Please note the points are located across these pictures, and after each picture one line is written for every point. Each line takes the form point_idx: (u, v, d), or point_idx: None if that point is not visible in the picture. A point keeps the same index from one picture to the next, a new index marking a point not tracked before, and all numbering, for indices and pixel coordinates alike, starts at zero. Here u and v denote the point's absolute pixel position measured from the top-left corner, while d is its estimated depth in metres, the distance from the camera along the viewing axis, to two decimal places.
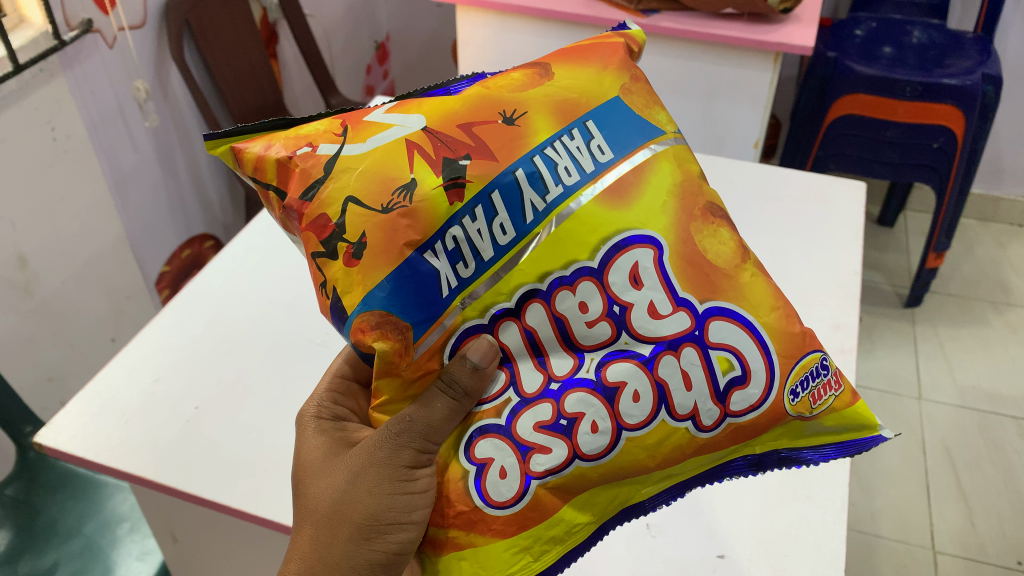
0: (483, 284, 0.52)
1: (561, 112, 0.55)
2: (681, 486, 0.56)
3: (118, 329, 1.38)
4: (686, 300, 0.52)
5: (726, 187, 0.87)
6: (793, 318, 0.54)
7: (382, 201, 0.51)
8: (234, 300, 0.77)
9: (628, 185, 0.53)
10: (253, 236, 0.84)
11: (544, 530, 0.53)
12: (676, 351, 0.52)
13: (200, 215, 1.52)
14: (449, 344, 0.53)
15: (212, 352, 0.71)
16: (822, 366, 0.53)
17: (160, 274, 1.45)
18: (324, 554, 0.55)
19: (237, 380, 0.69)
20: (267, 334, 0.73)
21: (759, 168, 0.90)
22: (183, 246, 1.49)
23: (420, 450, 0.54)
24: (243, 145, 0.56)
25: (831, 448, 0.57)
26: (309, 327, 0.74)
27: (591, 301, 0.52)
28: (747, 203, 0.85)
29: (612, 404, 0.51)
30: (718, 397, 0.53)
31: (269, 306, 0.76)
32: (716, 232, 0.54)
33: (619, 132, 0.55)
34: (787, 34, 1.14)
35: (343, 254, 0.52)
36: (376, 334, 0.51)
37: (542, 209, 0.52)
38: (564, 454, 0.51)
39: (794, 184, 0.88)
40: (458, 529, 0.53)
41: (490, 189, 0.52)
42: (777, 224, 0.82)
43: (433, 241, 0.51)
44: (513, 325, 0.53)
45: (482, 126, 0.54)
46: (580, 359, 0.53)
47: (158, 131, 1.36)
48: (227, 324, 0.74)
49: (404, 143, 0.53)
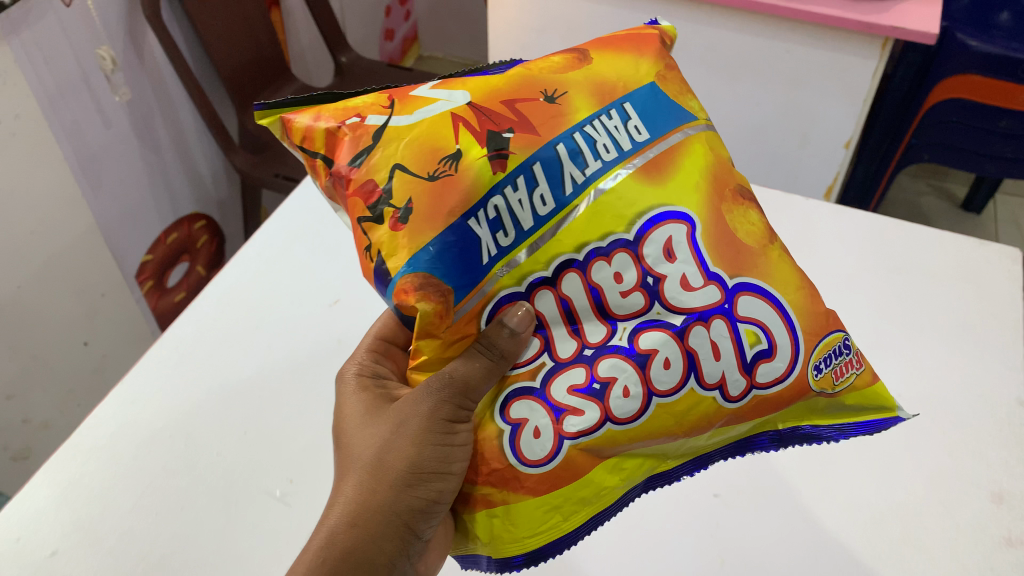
0: (526, 256, 0.41)
1: (598, 86, 0.44)
2: (702, 459, 0.46)
3: (92, 330, 1.18)
4: (717, 276, 0.41)
5: (832, 253, 0.66)
6: (819, 298, 0.44)
7: (424, 169, 0.41)
8: (176, 418, 0.55)
9: (668, 160, 0.43)
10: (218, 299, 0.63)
11: (574, 488, 0.42)
12: (704, 322, 0.41)
13: (188, 194, 1.32)
14: (487, 308, 0.41)
15: (143, 514, 0.50)
16: (843, 344, 0.44)
17: (143, 264, 1.26)
18: (355, 505, 0.42)
19: (174, 551, 0.49)
20: (215, 485, 0.52)
21: (874, 224, 0.69)
22: (169, 229, 1.30)
23: (457, 406, 0.42)
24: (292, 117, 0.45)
25: (848, 421, 0.46)
26: (277, 461, 0.53)
27: (624, 273, 0.41)
28: (856, 280, 0.64)
29: (646, 369, 0.41)
30: (746, 367, 0.42)
31: (224, 429, 0.55)
32: (742, 214, 0.44)
33: (660, 118, 0.44)
34: (901, 14, 0.90)
35: (387, 218, 0.41)
36: (416, 293, 0.39)
37: (581, 182, 0.41)
38: (596, 415, 0.41)
39: (922, 248, 0.66)
40: (490, 484, 0.42)
41: (531, 162, 0.41)
42: (900, 317, 0.61)
43: (480, 205, 0.40)
44: (548, 293, 0.41)
45: (523, 103, 0.42)
46: (614, 326, 0.42)
47: (133, 103, 1.15)
48: (163, 456, 0.53)
49: (449, 115, 0.42)
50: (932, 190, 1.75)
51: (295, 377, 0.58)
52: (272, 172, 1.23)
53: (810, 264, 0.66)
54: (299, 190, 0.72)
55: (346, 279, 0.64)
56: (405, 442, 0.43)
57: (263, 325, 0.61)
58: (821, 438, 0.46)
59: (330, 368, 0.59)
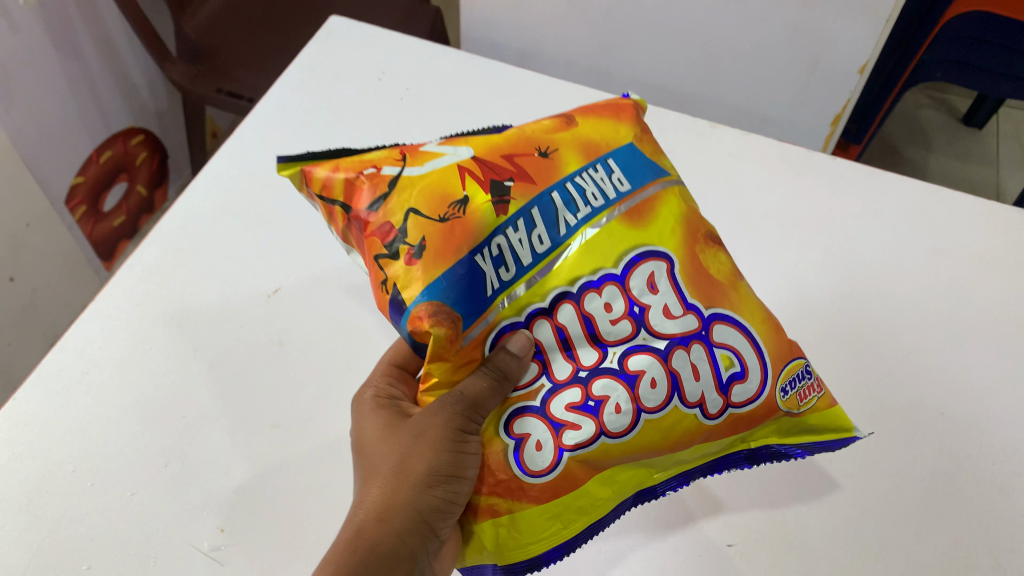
0: (524, 292, 0.35)
1: (588, 143, 0.39)
2: (686, 475, 0.40)
3: (20, 266, 0.99)
4: (693, 304, 0.36)
5: (862, 227, 0.56)
6: (780, 327, 0.40)
7: (438, 210, 0.35)
8: (82, 450, 0.44)
9: (648, 204, 0.38)
10: (142, 285, 0.51)
11: (572, 499, 0.36)
12: (684, 346, 0.36)
13: (122, 108, 1.18)
14: (489, 339, 0.35)
15: None
16: (806, 368, 0.39)
17: (72, 188, 1.10)
18: (378, 505, 0.34)
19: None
20: (128, 544, 0.41)
21: (910, 191, 0.58)
22: (101, 148, 1.15)
23: (472, 412, 0.35)
24: (311, 168, 0.39)
25: (814, 441, 0.40)
26: (200, 502, 0.42)
27: (613, 302, 0.35)
28: (894, 265, 0.54)
29: (634, 387, 0.35)
30: (721, 388, 0.36)
31: (140, 461, 0.44)
32: (713, 251, 0.39)
33: (646, 170, 0.39)
34: None
35: (401, 258, 0.35)
36: (428, 319, 0.33)
37: (574, 224, 0.36)
38: (591, 430, 0.35)
39: (970, 216, 0.56)
40: (496, 497, 0.36)
41: (529, 207, 0.36)
42: (941, 311, 0.51)
43: (485, 243, 0.35)
44: (546, 322, 0.35)
45: (519, 157, 0.38)
46: (603, 350, 0.36)
47: (47, 6, 0.97)
48: (66, 503, 0.42)
49: (456, 166, 0.37)
50: (933, 102, 1.54)
51: (222, 394, 0.47)
52: (214, 87, 1.09)
53: (835, 241, 0.55)
54: (227, 147, 0.60)
55: (284, 260, 0.53)
56: (426, 441, 0.35)
57: (184, 326, 0.49)
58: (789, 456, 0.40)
59: (264, 382, 0.47)
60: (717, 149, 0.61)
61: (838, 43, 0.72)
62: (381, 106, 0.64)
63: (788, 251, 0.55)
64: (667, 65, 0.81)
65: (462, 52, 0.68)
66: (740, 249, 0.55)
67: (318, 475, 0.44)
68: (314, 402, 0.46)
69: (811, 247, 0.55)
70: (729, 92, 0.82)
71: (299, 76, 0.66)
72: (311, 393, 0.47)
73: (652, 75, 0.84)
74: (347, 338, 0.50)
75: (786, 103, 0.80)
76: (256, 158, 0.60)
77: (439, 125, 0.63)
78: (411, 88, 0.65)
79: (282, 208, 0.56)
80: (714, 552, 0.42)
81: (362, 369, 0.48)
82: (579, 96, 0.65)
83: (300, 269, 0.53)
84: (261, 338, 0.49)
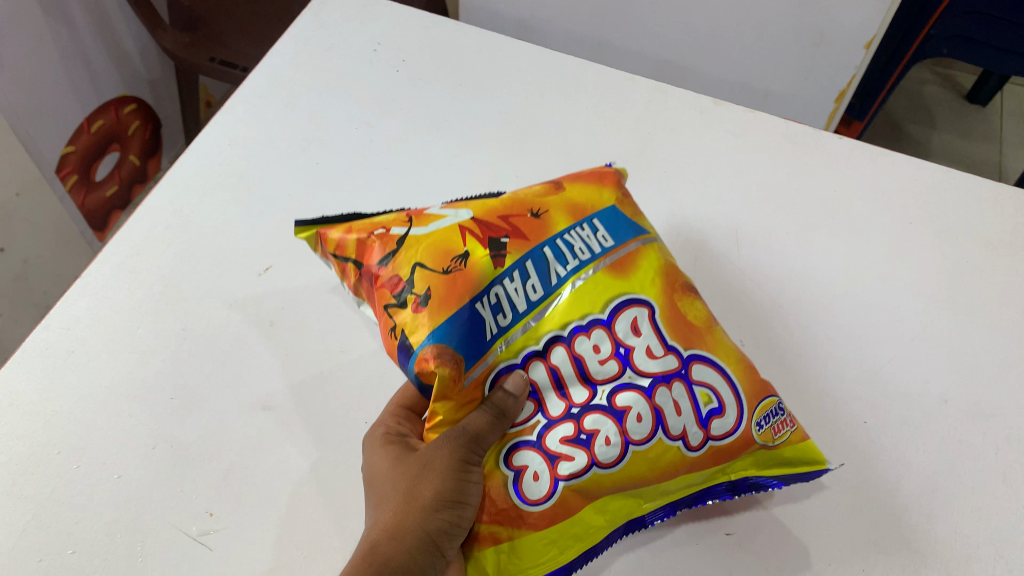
0: (519, 338, 0.38)
1: (576, 204, 0.42)
2: (673, 505, 0.39)
3: (9, 236, 0.97)
4: (674, 346, 0.38)
5: (868, 209, 0.55)
6: (755, 367, 0.42)
7: (441, 263, 0.38)
8: (68, 431, 0.43)
9: (630, 257, 0.41)
10: (132, 261, 0.50)
11: (567, 526, 0.37)
12: (666, 383, 0.37)
13: (113, 75, 1.14)
14: (488, 379, 0.37)
15: (22, 564, 0.39)
16: (779, 404, 0.40)
17: (63, 157, 1.07)
18: (390, 525, 0.35)
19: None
20: (116, 527, 0.40)
21: (917, 172, 0.57)
22: (93, 117, 1.11)
23: (474, 442, 0.36)
24: (328, 230, 0.43)
25: (790, 472, 0.41)
26: (189, 484, 0.41)
27: (601, 344, 0.38)
28: (899, 249, 0.53)
29: (622, 422, 0.36)
30: (701, 422, 0.38)
31: (128, 443, 0.43)
32: (690, 299, 0.42)
33: (629, 227, 0.42)
34: None
35: (409, 307, 0.38)
36: (434, 359, 0.35)
37: (564, 274, 0.39)
38: (583, 461, 0.36)
39: (976, 199, 0.55)
40: (498, 525, 0.36)
41: (523, 260, 0.39)
42: (946, 297, 0.50)
43: (483, 293, 0.38)
44: (540, 364, 0.37)
45: (514, 217, 0.41)
46: (593, 388, 0.37)
47: None
48: (52, 483, 0.41)
49: (457, 226, 0.40)
50: (937, 78, 1.52)
51: (213, 375, 0.46)
52: (206, 56, 1.09)
53: (839, 223, 0.54)
54: (218, 119, 0.59)
55: (276, 236, 0.52)
56: (434, 470, 0.36)
57: (173, 305, 0.48)
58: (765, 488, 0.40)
59: (256, 363, 0.46)
60: (721, 127, 0.59)
61: (845, 18, 0.70)
62: (376, 78, 0.62)
63: (791, 233, 0.53)
64: (669, 40, 0.80)
65: (460, 22, 0.66)
66: (743, 231, 0.54)
67: (310, 458, 0.43)
68: (306, 384, 0.46)
69: (816, 229, 0.54)
70: (733, 67, 0.80)
71: (292, 46, 0.64)
72: (303, 375, 0.46)
73: (654, 49, 0.82)
74: (340, 318, 0.48)
75: (791, 79, 0.78)
76: (248, 131, 0.58)
77: (436, 99, 0.61)
78: (407, 60, 0.64)
79: (275, 183, 0.55)
80: (713, 540, 0.41)
81: (355, 352, 0.47)
82: (580, 69, 0.63)
83: (293, 246, 0.51)
84: (253, 317, 0.48)
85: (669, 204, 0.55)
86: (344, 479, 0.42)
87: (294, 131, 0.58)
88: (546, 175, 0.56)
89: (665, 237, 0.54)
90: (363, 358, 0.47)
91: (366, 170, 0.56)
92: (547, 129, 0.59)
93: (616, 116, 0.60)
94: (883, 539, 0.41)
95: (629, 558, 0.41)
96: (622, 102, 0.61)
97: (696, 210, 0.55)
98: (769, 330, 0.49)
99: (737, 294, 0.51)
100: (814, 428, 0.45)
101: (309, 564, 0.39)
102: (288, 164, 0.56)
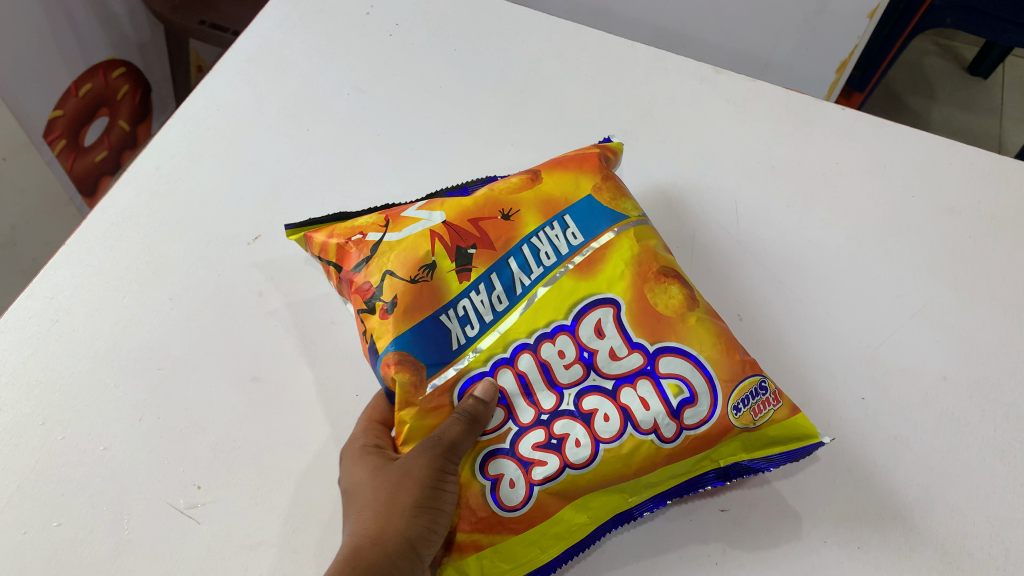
0: (487, 347, 0.39)
1: (550, 199, 0.43)
2: (662, 495, 0.39)
3: None
4: (639, 343, 0.39)
5: (870, 182, 0.54)
6: (737, 345, 0.41)
7: (410, 272, 0.40)
8: (53, 402, 0.42)
9: (599, 255, 0.42)
10: (117, 229, 0.49)
11: (547, 527, 0.38)
12: (630, 384, 0.39)
13: (101, 38, 1.10)
14: (457, 386, 0.38)
15: (7, 536, 0.38)
16: (761, 383, 0.39)
17: (50, 121, 1.04)
18: (371, 531, 0.35)
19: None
20: (101, 501, 0.39)
21: (920, 145, 0.55)
22: (80, 81, 1.08)
23: (448, 452, 0.37)
24: (314, 232, 0.44)
25: (779, 452, 0.40)
26: (175, 457, 0.41)
27: (565, 350, 0.39)
28: (901, 223, 0.52)
29: (589, 424, 0.38)
30: (673, 413, 0.38)
31: (114, 414, 0.42)
32: (666, 285, 0.41)
33: (601, 220, 0.43)
34: None
35: (377, 313, 0.40)
36: (394, 365, 0.38)
37: (529, 282, 0.41)
38: (556, 464, 0.37)
39: (980, 173, 0.54)
40: (478, 532, 0.37)
41: (489, 271, 0.41)
42: (946, 273, 0.49)
43: (450, 305, 0.40)
44: (508, 371, 0.39)
45: (485, 221, 0.42)
46: (560, 392, 0.39)
47: None
48: (36, 455, 0.40)
49: (428, 233, 0.42)
50: (939, 49, 1.50)
51: (200, 346, 0.45)
52: (197, 19, 1.06)
53: (839, 196, 0.53)
54: (206, 83, 0.57)
55: (264, 204, 0.51)
56: (412, 479, 0.36)
57: (160, 274, 0.47)
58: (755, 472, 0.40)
59: (244, 334, 0.45)
60: (721, 97, 0.58)
61: None
62: (369, 43, 0.61)
63: (790, 206, 0.52)
64: (668, 6, 0.78)
65: None
66: (742, 204, 0.53)
67: (299, 431, 0.42)
68: (296, 355, 0.45)
69: (816, 202, 0.53)
70: (733, 35, 0.78)
71: (283, 8, 0.63)
72: (291, 346, 0.45)
73: (653, 15, 0.80)
74: (329, 289, 0.48)
75: (792, 48, 0.76)
76: (237, 96, 0.57)
77: (430, 65, 0.59)
78: (401, 24, 0.62)
79: (264, 150, 0.54)
80: (706, 515, 0.41)
81: (346, 323, 0.46)
82: (577, 35, 0.61)
83: (282, 215, 0.50)
84: (241, 288, 0.47)
85: (666, 176, 0.54)
86: (335, 453, 0.41)
87: (284, 96, 0.57)
88: (542, 144, 0.55)
89: (662, 210, 0.53)
90: (354, 329, 0.46)
91: (357, 137, 0.55)
92: (543, 97, 0.58)
93: (614, 84, 0.59)
94: (878, 517, 0.40)
95: (625, 536, 0.40)
96: (619, 70, 0.59)
97: (693, 182, 0.54)
98: (767, 306, 0.48)
99: (734, 268, 0.50)
100: (811, 404, 0.44)
101: (298, 539, 0.39)
102: (277, 131, 0.55)
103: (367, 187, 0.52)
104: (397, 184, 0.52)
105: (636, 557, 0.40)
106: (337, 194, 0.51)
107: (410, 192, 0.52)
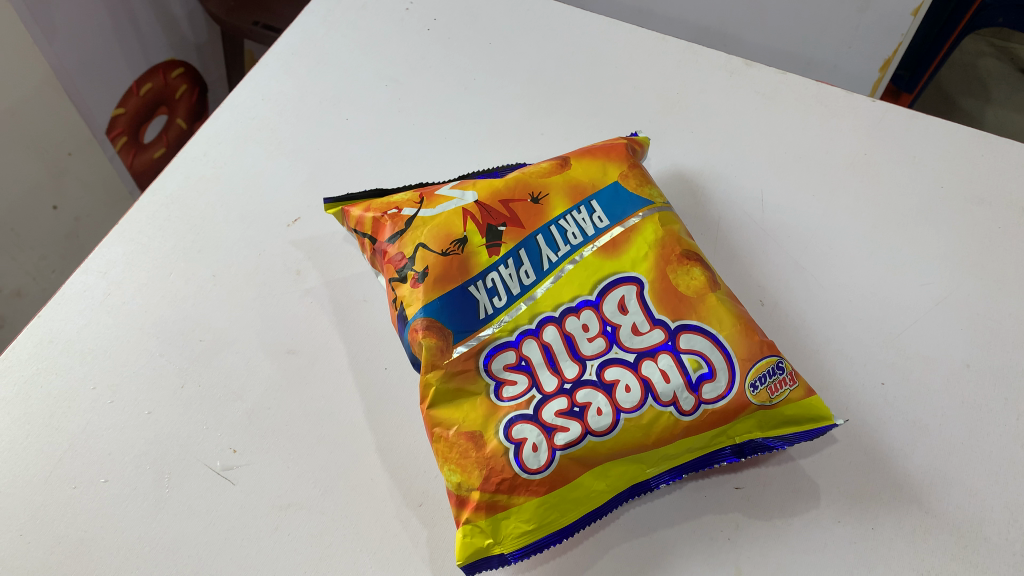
0: (513, 316, 0.41)
1: (578, 184, 0.46)
2: (679, 469, 0.40)
3: (62, 193, 1.02)
4: (660, 319, 0.41)
5: (899, 173, 0.54)
6: (756, 327, 0.42)
7: (442, 246, 0.43)
8: (103, 368, 0.45)
9: (624, 237, 0.43)
10: (166, 210, 0.52)
11: (567, 491, 0.38)
12: (651, 357, 0.40)
13: (163, 40, 1.14)
14: (483, 352, 0.40)
15: (58, 489, 0.41)
16: (778, 363, 0.40)
17: (111, 119, 1.07)
18: None
19: (94, 539, 0.39)
20: (144, 460, 0.42)
21: (951, 137, 0.55)
22: (140, 80, 1.10)
23: None
24: (352, 207, 0.47)
25: (795, 432, 0.41)
26: (211, 424, 0.43)
27: (589, 324, 0.41)
28: (929, 215, 0.52)
29: (611, 394, 0.39)
30: (691, 386, 0.39)
31: (158, 381, 0.45)
32: (688, 267, 0.43)
33: (627, 205, 0.45)
34: None
35: (408, 282, 0.42)
36: (423, 331, 0.40)
37: (555, 260, 0.43)
38: (578, 431, 0.38)
39: (1015, 166, 0.53)
40: (499, 492, 0.37)
41: (517, 248, 0.43)
42: (974, 264, 0.49)
43: (479, 277, 0.42)
44: (531, 342, 0.40)
45: (514, 202, 0.45)
46: (583, 363, 0.40)
47: None
48: (82, 419, 0.43)
49: (460, 211, 0.44)
50: (995, 50, 1.47)
51: (239, 320, 0.47)
52: (250, 19, 1.10)
53: (866, 187, 0.53)
54: (253, 75, 0.60)
55: (304, 188, 0.53)
56: None
57: (204, 254, 0.50)
58: (770, 449, 0.40)
59: (279, 308, 0.48)
60: (751, 89, 0.59)
61: None
62: (407, 38, 0.63)
63: (814, 195, 0.53)
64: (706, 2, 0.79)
65: None
66: (767, 193, 0.53)
67: (329, 401, 0.44)
68: (329, 329, 0.47)
69: (842, 192, 0.53)
70: (773, 31, 0.78)
71: (327, 4, 0.65)
72: (324, 321, 0.47)
73: (693, 13, 0.81)
74: (361, 268, 0.50)
75: (833, 45, 0.76)
76: (281, 87, 0.59)
77: (466, 58, 0.61)
78: (439, 19, 0.64)
79: (304, 138, 0.56)
80: (722, 491, 0.42)
81: (377, 300, 0.48)
82: (610, 30, 0.63)
83: (320, 199, 0.53)
84: (280, 266, 0.49)
85: (693, 165, 0.55)
86: (364, 422, 0.43)
87: (325, 88, 0.59)
88: (572, 134, 0.56)
89: (686, 198, 0.54)
90: (384, 305, 0.48)
91: (393, 127, 0.57)
92: (574, 89, 0.59)
93: (644, 76, 0.60)
94: (891, 497, 0.41)
95: (644, 507, 0.41)
96: (651, 63, 0.61)
97: (720, 169, 0.55)
98: (789, 291, 0.49)
99: (758, 254, 0.51)
100: (830, 388, 0.45)
101: (325, 501, 0.41)
102: (318, 121, 0.57)
103: (400, 173, 0.54)
104: (428, 170, 0.54)
105: (653, 528, 0.41)
106: (373, 179, 0.54)
107: (442, 178, 0.54)
